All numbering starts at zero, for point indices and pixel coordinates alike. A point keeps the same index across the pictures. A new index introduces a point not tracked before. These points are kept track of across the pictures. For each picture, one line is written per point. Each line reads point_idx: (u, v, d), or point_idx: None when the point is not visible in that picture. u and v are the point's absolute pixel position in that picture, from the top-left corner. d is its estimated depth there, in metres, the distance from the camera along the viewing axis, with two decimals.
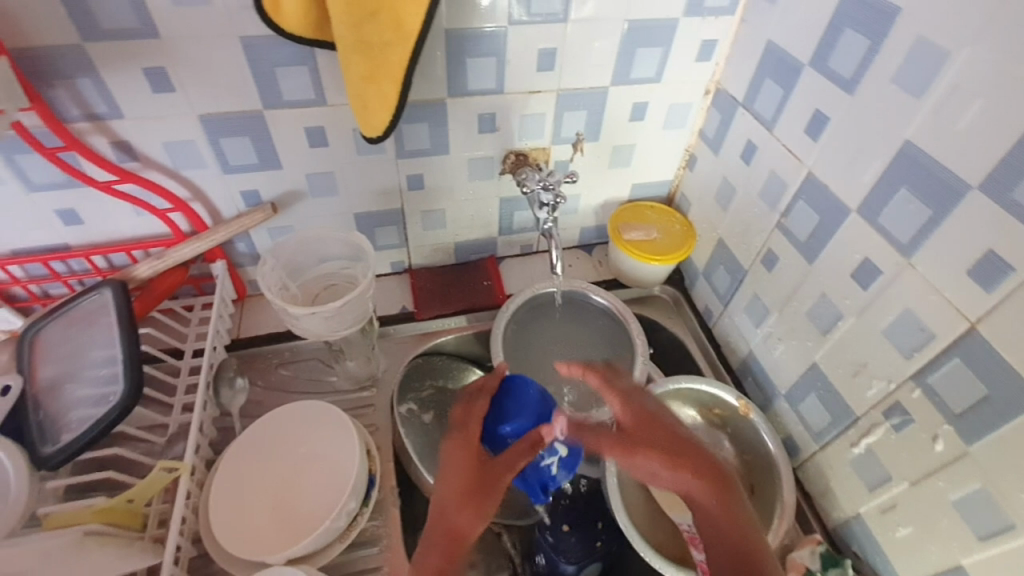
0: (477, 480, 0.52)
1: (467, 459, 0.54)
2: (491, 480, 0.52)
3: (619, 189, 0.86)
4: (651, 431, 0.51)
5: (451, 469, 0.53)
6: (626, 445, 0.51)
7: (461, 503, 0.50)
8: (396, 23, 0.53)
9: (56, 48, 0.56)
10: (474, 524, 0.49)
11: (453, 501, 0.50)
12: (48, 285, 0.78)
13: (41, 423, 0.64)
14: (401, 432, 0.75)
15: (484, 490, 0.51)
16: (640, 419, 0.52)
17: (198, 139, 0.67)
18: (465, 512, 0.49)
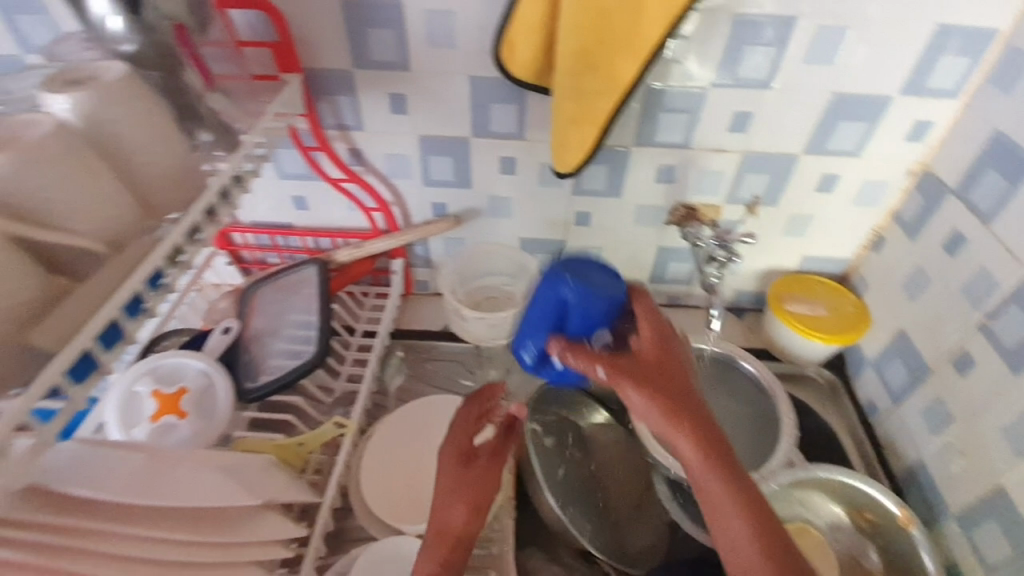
0: (467, 480, 0.57)
1: (458, 463, 0.59)
2: (481, 485, 0.57)
3: (786, 257, 0.84)
4: (654, 369, 0.53)
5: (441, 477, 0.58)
6: (627, 388, 0.51)
7: (449, 504, 0.56)
8: (609, 77, 0.58)
9: (332, 71, 0.69)
10: (470, 521, 0.56)
11: (443, 504, 0.56)
12: (267, 254, 0.94)
13: (246, 363, 0.78)
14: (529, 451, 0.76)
15: (470, 496, 0.56)
16: (660, 348, 0.55)
17: (413, 155, 0.78)
18: (457, 514, 0.56)
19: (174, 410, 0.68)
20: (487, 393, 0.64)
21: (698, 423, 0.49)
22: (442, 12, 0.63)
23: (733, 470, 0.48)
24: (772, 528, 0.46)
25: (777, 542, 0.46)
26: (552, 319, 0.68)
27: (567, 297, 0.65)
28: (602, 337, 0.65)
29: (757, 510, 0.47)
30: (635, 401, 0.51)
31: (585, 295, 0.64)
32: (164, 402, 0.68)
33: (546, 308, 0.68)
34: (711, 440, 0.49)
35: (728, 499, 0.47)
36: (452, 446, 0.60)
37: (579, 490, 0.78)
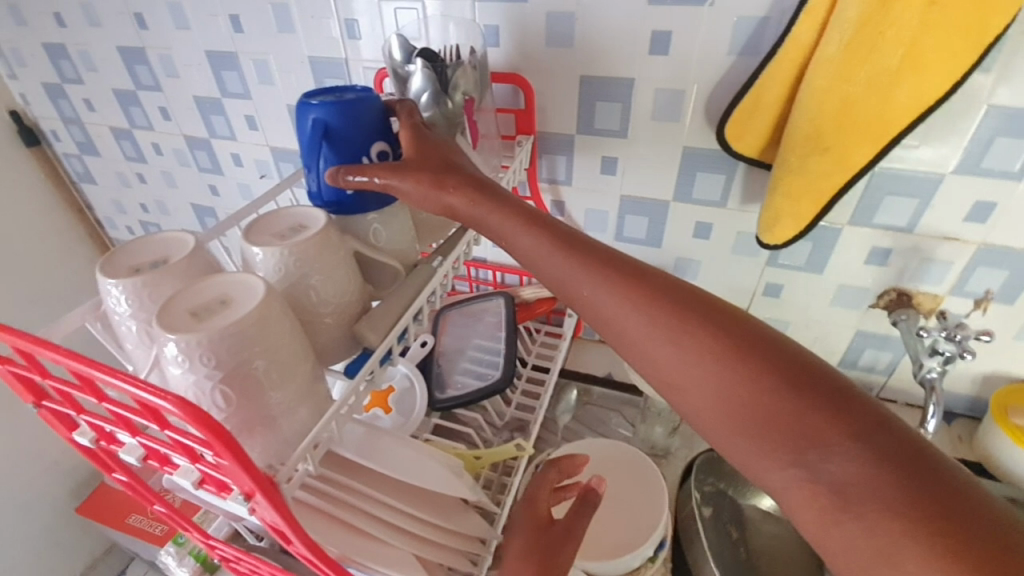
0: (545, 547, 0.53)
1: (529, 527, 0.55)
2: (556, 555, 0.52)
3: (1018, 365, 0.73)
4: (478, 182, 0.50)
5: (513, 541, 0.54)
6: (543, 252, 0.46)
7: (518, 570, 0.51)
8: (841, 159, 0.59)
9: (558, 135, 0.80)
10: None
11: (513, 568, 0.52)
12: (459, 282, 1.07)
13: (437, 374, 0.88)
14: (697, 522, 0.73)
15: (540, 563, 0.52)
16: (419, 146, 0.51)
17: (613, 211, 0.85)
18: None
19: (383, 404, 0.82)
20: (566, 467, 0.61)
21: (625, 274, 0.44)
22: (672, 91, 0.70)
23: (691, 315, 0.41)
24: (757, 366, 0.38)
25: (779, 386, 0.37)
26: (334, 144, 0.49)
27: (319, 117, 0.48)
28: (379, 145, 0.51)
29: (730, 362, 0.38)
30: (447, 196, 0.48)
31: (342, 108, 0.48)
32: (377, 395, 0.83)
33: (308, 135, 0.49)
34: (640, 286, 0.43)
35: (678, 364, 0.40)
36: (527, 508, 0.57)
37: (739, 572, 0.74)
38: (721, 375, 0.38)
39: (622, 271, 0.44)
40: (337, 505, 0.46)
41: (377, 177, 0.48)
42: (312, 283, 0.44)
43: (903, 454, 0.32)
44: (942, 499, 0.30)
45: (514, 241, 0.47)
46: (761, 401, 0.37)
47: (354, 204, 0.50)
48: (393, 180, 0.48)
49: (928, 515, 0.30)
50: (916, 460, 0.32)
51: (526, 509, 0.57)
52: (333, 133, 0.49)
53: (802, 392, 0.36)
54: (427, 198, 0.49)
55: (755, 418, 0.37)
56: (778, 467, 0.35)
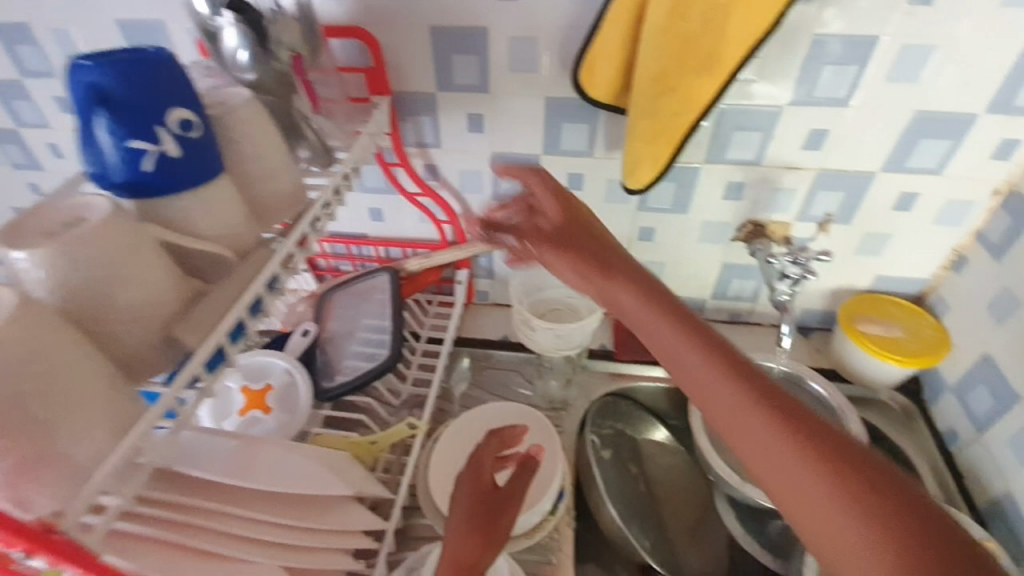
0: (490, 513, 0.57)
1: (475, 497, 0.58)
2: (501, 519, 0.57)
3: (857, 277, 0.81)
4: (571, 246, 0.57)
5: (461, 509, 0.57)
6: (636, 309, 0.50)
7: (471, 541, 0.55)
8: (688, 96, 0.60)
9: (417, 94, 0.75)
10: (481, 559, 0.54)
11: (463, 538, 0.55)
12: (341, 262, 1.00)
13: (324, 362, 0.83)
14: (594, 464, 0.78)
15: (489, 529, 0.56)
16: (563, 206, 0.60)
17: (486, 170, 0.82)
18: (474, 547, 0.54)
19: (261, 404, 0.74)
20: (508, 434, 0.63)
21: (686, 323, 0.47)
22: (526, 38, 0.67)
23: (741, 362, 0.44)
24: (797, 409, 0.40)
25: (826, 445, 0.38)
26: (115, 113, 0.40)
27: (91, 80, 0.40)
28: (178, 114, 0.43)
29: (783, 409, 0.40)
30: (556, 262, 0.58)
31: (122, 70, 0.40)
32: (252, 397, 0.74)
33: (80, 103, 0.40)
34: (721, 350, 0.44)
35: (730, 402, 0.41)
36: (471, 479, 0.59)
37: (637, 504, 0.80)
38: (778, 430, 0.39)
39: (706, 335, 0.46)
40: (184, 532, 0.41)
41: (545, 259, 0.59)
42: (113, 286, 0.38)
43: (914, 501, 0.35)
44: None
45: (616, 296, 0.52)
46: (807, 441, 0.38)
47: (153, 185, 0.43)
48: (557, 263, 0.58)
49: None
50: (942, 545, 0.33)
51: (471, 478, 0.59)
52: (112, 100, 0.40)
53: (835, 434, 0.39)
54: (596, 285, 0.54)
55: (810, 472, 0.37)
56: (829, 510, 0.36)
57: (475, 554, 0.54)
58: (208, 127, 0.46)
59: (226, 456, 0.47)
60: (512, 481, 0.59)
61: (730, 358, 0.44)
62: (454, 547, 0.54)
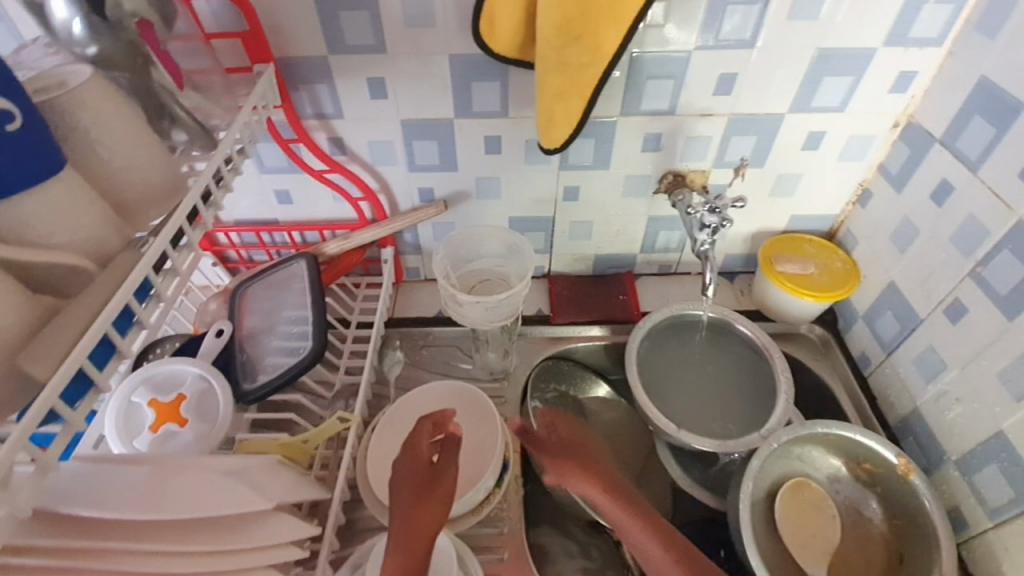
0: (429, 487, 0.54)
1: (412, 475, 0.54)
2: (442, 490, 0.54)
3: (774, 219, 0.84)
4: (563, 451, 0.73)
5: (400, 490, 0.53)
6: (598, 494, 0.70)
7: (419, 515, 0.51)
8: (595, 46, 0.56)
9: (308, 59, 0.68)
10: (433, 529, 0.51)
11: (407, 516, 0.51)
12: (254, 251, 0.93)
13: (244, 363, 0.78)
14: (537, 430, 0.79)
15: (433, 499, 0.53)
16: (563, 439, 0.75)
17: (397, 140, 0.76)
18: (422, 522, 0.51)
19: (175, 418, 0.67)
20: (439, 415, 0.60)
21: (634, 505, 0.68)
22: None
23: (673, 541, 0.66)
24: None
25: None
26: None
27: None
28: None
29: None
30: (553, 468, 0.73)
31: None
32: (163, 411, 0.67)
33: None
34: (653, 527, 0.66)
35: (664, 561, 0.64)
36: (409, 457, 0.56)
37: None
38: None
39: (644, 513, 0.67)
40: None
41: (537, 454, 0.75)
42: None
43: None
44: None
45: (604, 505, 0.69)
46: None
47: None
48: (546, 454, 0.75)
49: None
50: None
51: (406, 462, 0.56)
52: None
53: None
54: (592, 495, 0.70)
55: None
56: None
57: (423, 524, 0.51)
58: (35, 119, 0.38)
59: (131, 487, 0.43)
60: (449, 459, 0.57)
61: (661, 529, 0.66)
62: (402, 526, 0.51)
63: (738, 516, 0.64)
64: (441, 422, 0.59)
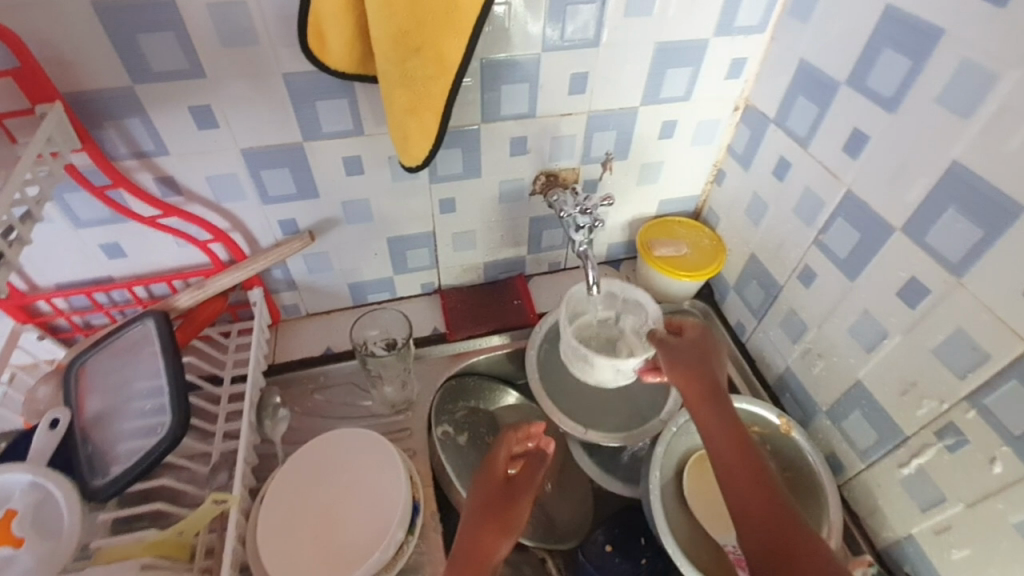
0: (504, 500, 0.65)
1: (491, 494, 0.65)
2: (514, 519, 0.63)
3: (645, 206, 0.87)
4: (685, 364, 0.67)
5: (479, 517, 0.63)
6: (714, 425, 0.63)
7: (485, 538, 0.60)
8: (438, 57, 0.53)
9: (108, 92, 0.58)
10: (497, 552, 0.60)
11: (472, 544, 0.61)
12: (90, 316, 0.79)
13: (91, 455, 0.66)
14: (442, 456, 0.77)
15: (504, 526, 0.62)
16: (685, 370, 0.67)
17: (240, 171, 0.68)
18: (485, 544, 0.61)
19: (5, 540, 0.55)
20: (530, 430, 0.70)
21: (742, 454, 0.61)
22: (230, 5, 0.54)
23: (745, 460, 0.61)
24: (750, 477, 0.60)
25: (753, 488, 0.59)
26: None
27: None
28: None
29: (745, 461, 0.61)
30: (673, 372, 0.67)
31: None
32: None
33: None
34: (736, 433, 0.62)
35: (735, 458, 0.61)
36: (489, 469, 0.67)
37: None
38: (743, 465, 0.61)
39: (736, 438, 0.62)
40: None
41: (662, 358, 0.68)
42: None
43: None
44: (792, 560, 0.53)
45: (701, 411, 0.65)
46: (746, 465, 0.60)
47: None
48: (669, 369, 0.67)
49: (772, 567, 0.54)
50: (791, 538, 0.55)
51: (484, 483, 0.66)
52: None
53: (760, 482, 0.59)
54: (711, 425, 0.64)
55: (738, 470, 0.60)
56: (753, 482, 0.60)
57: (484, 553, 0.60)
58: None
59: None
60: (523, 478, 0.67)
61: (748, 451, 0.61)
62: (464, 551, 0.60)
63: (655, 509, 0.66)
64: (525, 437, 0.70)
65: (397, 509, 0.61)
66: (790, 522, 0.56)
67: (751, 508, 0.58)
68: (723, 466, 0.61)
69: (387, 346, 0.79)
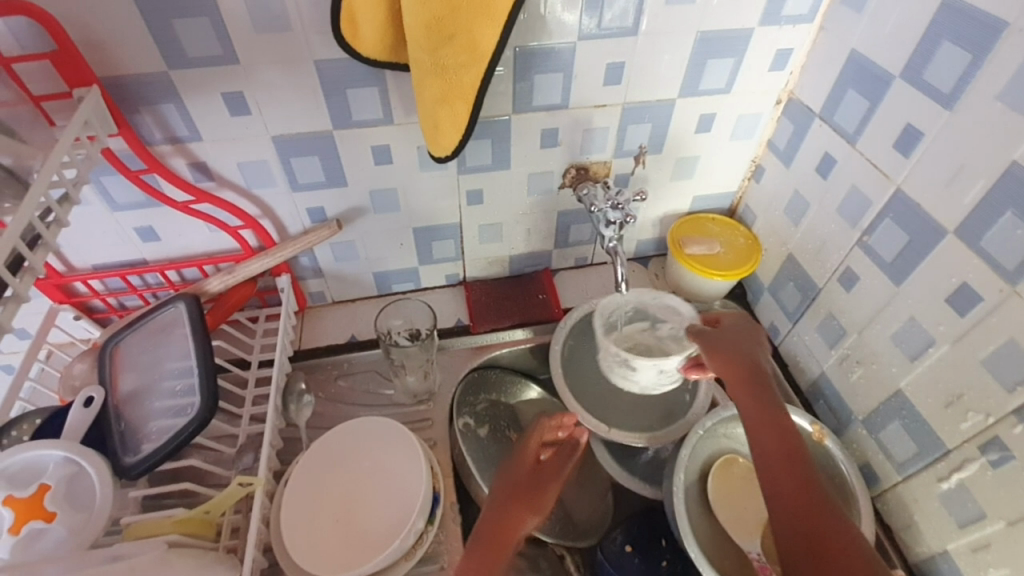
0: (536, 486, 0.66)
1: (524, 479, 0.66)
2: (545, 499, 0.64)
3: (677, 201, 0.84)
4: (726, 353, 0.66)
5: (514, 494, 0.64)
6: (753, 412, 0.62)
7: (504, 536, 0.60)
8: (471, 45, 0.52)
9: (145, 77, 0.58)
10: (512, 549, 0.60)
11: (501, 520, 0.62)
12: (125, 297, 0.81)
13: (123, 432, 0.68)
14: (462, 447, 0.77)
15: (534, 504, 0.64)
16: (726, 359, 0.66)
17: (270, 158, 0.68)
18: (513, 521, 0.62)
19: (39, 513, 0.57)
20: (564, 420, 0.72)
21: (782, 439, 0.59)
22: None
23: (782, 447, 0.59)
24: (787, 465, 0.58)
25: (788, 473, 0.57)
26: None
27: None
28: None
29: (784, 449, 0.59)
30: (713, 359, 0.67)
31: None
32: (23, 508, 0.57)
33: None
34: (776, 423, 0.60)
35: (771, 441, 0.60)
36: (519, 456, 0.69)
37: None
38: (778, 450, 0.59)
39: (776, 422, 0.61)
40: None
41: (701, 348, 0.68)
42: None
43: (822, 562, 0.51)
44: (829, 550, 0.51)
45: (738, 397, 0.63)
46: (784, 454, 0.58)
47: None
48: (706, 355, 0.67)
49: (805, 554, 0.52)
50: (829, 528, 0.53)
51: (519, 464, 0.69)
52: None
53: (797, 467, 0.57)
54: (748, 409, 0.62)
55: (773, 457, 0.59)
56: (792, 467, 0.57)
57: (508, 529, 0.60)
58: None
59: None
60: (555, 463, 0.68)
61: (791, 441, 0.59)
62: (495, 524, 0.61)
63: (678, 511, 0.64)
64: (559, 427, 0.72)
65: (415, 506, 0.61)
66: (828, 514, 0.54)
67: (788, 498, 0.56)
68: (765, 454, 0.59)
69: (411, 336, 0.79)
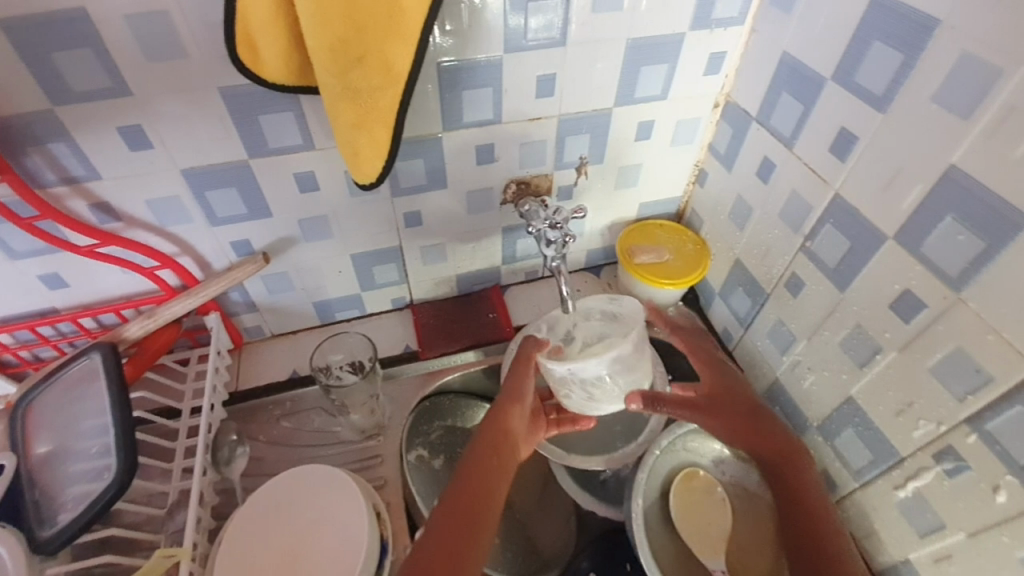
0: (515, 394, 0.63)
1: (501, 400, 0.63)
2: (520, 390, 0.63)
3: (624, 209, 0.82)
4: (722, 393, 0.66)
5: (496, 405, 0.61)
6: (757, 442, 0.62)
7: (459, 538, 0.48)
8: (384, 66, 0.48)
9: (26, 115, 0.52)
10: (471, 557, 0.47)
11: (474, 474, 0.53)
12: (38, 349, 0.75)
13: (38, 502, 0.62)
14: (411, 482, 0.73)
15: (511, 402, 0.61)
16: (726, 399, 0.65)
17: (183, 194, 0.63)
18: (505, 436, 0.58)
19: None
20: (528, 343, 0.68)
21: (786, 463, 0.59)
22: (150, 14, 0.49)
23: (786, 473, 0.59)
24: (791, 487, 0.58)
25: (791, 493, 0.58)
26: None
27: None
28: None
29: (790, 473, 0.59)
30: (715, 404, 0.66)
31: None
32: None
33: None
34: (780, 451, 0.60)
35: (776, 467, 0.60)
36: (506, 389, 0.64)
37: None
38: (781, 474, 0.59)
39: (782, 449, 0.60)
40: None
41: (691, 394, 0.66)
42: None
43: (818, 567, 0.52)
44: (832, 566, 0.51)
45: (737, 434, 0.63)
46: (793, 478, 0.59)
47: None
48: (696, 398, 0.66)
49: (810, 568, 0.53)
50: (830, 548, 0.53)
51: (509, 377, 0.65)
52: None
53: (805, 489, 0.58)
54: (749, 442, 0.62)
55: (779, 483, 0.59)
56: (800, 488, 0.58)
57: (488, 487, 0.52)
58: None
59: None
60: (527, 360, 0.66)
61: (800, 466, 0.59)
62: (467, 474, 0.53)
63: (637, 536, 0.62)
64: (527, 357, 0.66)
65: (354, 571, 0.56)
66: (830, 535, 0.54)
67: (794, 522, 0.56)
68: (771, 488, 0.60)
69: (353, 369, 0.75)
